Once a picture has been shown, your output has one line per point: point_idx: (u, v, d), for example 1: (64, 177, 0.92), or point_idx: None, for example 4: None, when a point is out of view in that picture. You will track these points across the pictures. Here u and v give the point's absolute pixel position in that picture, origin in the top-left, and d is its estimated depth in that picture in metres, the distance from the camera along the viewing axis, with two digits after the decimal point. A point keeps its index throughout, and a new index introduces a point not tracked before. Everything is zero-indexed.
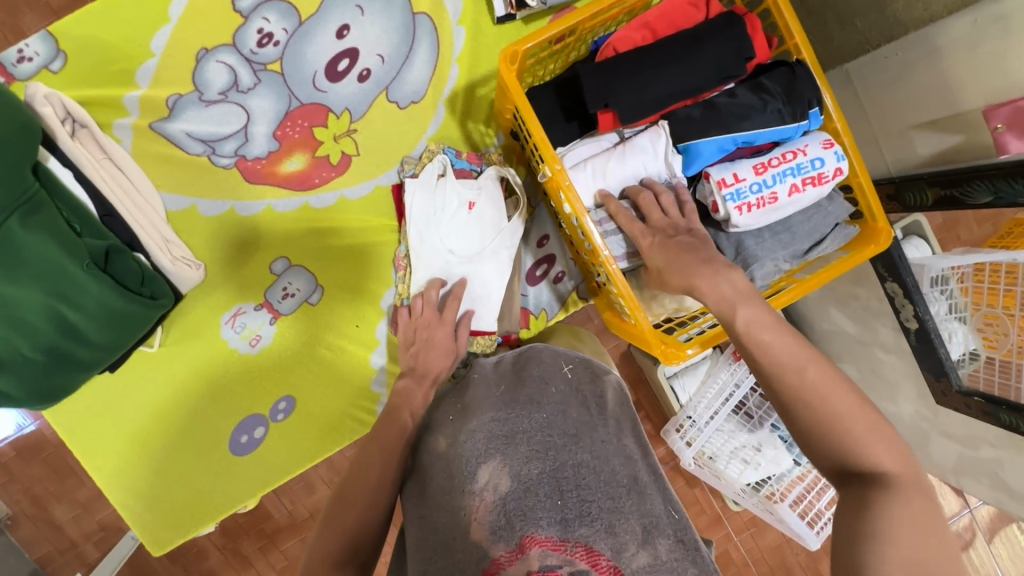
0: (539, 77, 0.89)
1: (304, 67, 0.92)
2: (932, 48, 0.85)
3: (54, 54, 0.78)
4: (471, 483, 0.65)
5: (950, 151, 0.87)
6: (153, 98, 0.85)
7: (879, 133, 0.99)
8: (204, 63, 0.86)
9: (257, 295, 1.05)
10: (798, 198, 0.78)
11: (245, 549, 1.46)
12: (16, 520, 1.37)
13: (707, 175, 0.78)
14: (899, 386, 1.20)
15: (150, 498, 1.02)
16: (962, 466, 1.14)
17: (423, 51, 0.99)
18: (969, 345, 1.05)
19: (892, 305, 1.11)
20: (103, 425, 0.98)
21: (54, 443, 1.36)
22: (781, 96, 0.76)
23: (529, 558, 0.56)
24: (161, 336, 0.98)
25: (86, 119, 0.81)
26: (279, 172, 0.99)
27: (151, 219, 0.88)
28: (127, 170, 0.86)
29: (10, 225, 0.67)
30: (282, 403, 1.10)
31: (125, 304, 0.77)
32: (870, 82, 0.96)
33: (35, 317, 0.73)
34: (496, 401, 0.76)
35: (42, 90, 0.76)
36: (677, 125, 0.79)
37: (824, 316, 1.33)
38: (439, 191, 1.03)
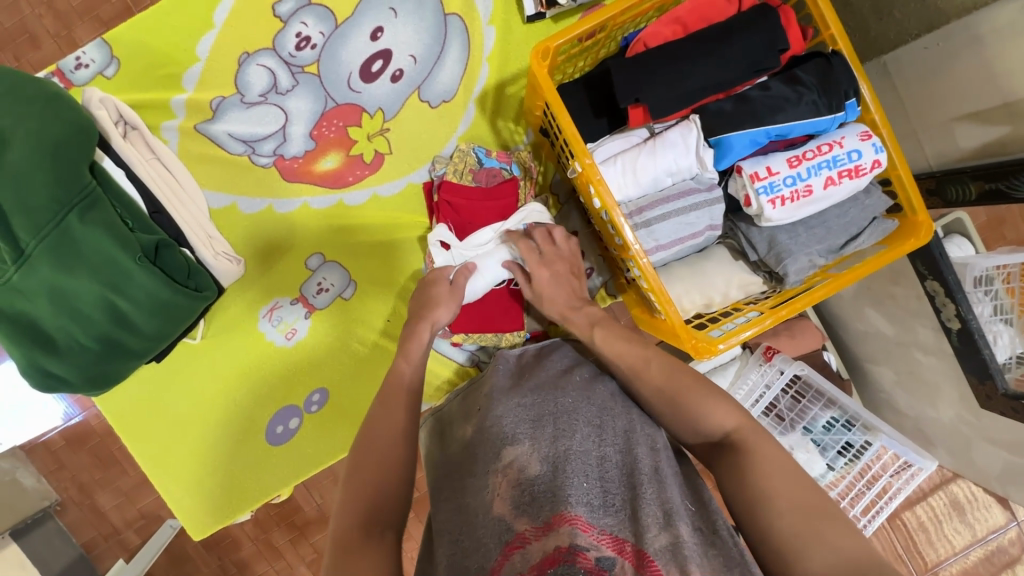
0: (569, 74, 0.90)
1: (340, 68, 0.95)
2: (975, 36, 0.82)
3: (108, 60, 0.82)
4: (499, 462, 0.67)
5: (994, 144, 0.84)
6: (199, 100, 0.89)
7: (918, 126, 0.96)
8: (246, 66, 0.89)
9: (293, 289, 1.08)
10: (833, 190, 0.76)
11: (276, 540, 1.50)
12: (64, 506, 1.44)
13: (740, 169, 0.78)
14: (938, 389, 1.16)
15: (191, 483, 1.06)
16: (1008, 473, 1.10)
17: (454, 50, 1.01)
18: (1016, 348, 1.01)
19: (932, 304, 1.08)
20: (148, 414, 1.02)
21: (99, 433, 1.42)
22: (817, 88, 0.75)
23: (559, 534, 0.54)
24: (202, 329, 1.02)
25: (137, 122, 0.85)
26: (314, 171, 1.02)
27: (195, 216, 0.92)
28: (174, 170, 0.90)
29: (70, 219, 0.72)
30: (316, 395, 1.13)
31: (173, 296, 0.81)
32: (908, 73, 0.94)
33: (89, 307, 0.77)
34: (520, 391, 0.79)
35: (97, 94, 0.80)
36: (708, 118, 0.78)
37: (859, 316, 1.30)
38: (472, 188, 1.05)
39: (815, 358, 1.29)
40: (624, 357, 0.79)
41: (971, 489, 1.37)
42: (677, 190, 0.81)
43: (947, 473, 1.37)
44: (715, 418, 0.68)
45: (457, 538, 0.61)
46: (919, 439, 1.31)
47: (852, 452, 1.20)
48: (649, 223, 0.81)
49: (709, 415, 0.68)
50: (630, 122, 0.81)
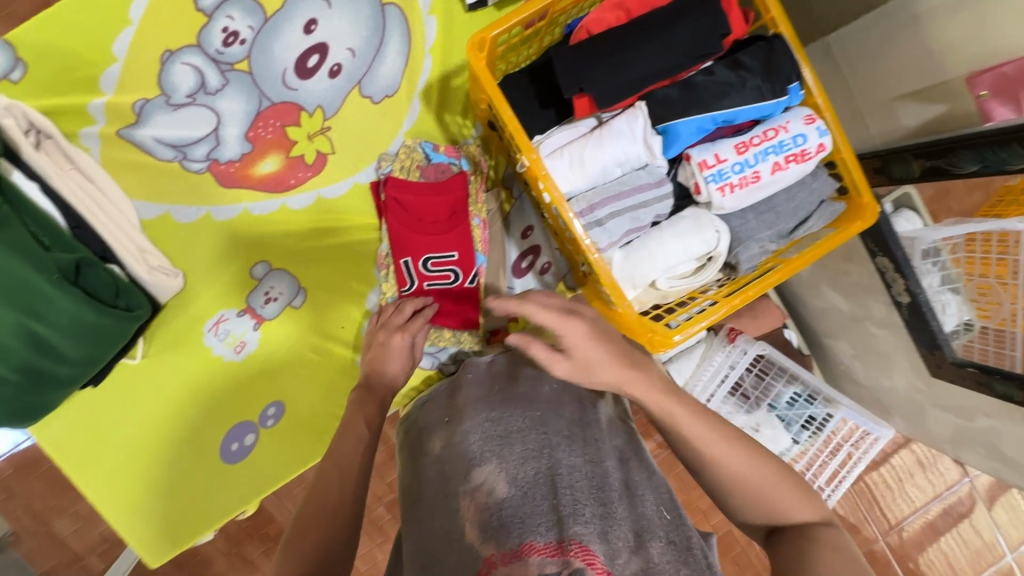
0: (514, 64, 0.87)
1: (273, 65, 0.89)
2: (912, 15, 0.82)
3: (12, 64, 0.71)
4: (467, 483, 0.66)
5: (933, 122, 0.86)
6: (120, 104, 0.81)
7: (863, 105, 0.97)
8: (170, 65, 0.82)
9: (239, 300, 1.04)
10: (781, 175, 0.76)
11: (249, 553, 1.46)
12: (18, 535, 1.36)
13: (689, 157, 0.77)
14: (893, 359, 1.20)
15: (143, 510, 0.99)
16: (958, 437, 1.14)
17: (395, 42, 0.96)
18: (963, 315, 1.04)
19: (883, 280, 1.10)
20: (88, 441, 0.94)
21: (51, 458, 1.35)
22: (759, 73, 0.74)
23: (527, 564, 0.55)
24: (143, 347, 0.94)
25: (51, 131, 0.77)
26: (253, 175, 0.97)
27: (123, 228, 0.87)
28: (97, 179, 0.83)
29: None
30: (271, 410, 1.10)
31: (99, 317, 0.76)
32: (850, 53, 0.94)
33: (3, 337, 0.71)
34: (490, 401, 0.76)
35: (1, 101, 0.72)
36: (657, 107, 0.76)
37: (817, 293, 1.33)
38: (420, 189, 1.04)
39: (777, 336, 1.31)
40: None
41: (926, 450, 1.44)
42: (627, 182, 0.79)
43: (905, 437, 1.43)
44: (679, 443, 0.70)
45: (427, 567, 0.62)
46: (877, 409, 1.35)
47: (815, 426, 1.24)
48: (601, 222, 0.78)
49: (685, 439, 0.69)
50: (576, 113, 0.78)
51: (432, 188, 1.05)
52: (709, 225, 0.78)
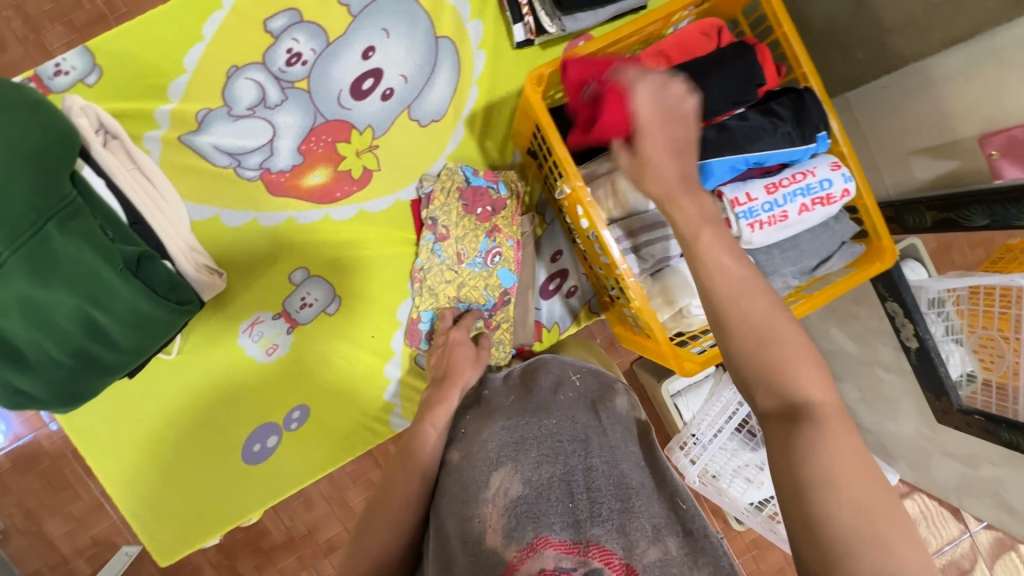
0: (556, 99, 0.94)
1: (330, 85, 0.96)
2: (928, 79, 0.89)
3: (90, 68, 0.84)
4: (484, 489, 0.68)
5: (947, 177, 0.91)
6: (184, 112, 0.90)
7: (879, 157, 1.03)
8: (235, 79, 0.91)
9: (276, 304, 1.06)
10: (807, 216, 0.81)
11: (242, 566, 1.44)
12: (8, 533, 1.35)
13: (721, 193, 0.82)
14: (899, 404, 1.22)
15: (160, 506, 1.03)
16: (963, 485, 1.16)
17: (445, 72, 1.03)
18: (965, 366, 1.07)
19: (892, 323, 1.14)
20: (114, 433, 0.98)
21: (51, 454, 1.34)
22: (790, 120, 0.81)
23: (543, 557, 0.58)
24: (179, 344, 0.99)
25: (117, 131, 0.84)
26: (301, 186, 1.01)
27: (178, 228, 0.90)
28: (155, 180, 0.89)
29: (48, 229, 0.69)
30: (295, 412, 1.10)
31: (153, 309, 0.79)
32: (869, 110, 1.01)
33: (63, 317, 0.74)
34: (506, 411, 0.80)
35: (78, 102, 0.81)
36: (692, 145, 0.81)
37: (826, 335, 1.37)
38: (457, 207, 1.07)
39: None
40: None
41: (932, 504, 1.43)
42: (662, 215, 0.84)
43: (909, 487, 1.44)
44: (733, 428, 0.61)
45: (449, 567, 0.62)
46: (881, 453, 1.37)
47: None
48: None
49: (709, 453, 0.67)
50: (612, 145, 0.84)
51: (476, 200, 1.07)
52: None
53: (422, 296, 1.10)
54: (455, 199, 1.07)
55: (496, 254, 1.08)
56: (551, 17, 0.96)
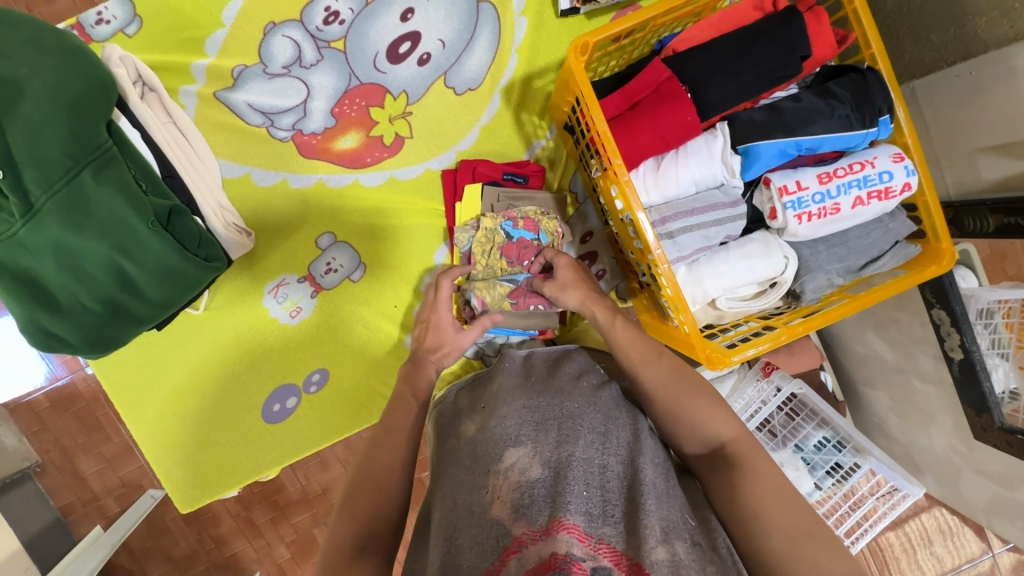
0: (599, 73, 0.90)
1: (367, 46, 0.95)
2: (1009, 69, 0.81)
3: (131, 18, 0.84)
4: (499, 464, 0.67)
5: (1016, 178, 0.84)
6: (220, 67, 0.90)
7: (941, 154, 0.96)
8: (271, 36, 0.90)
9: (301, 266, 1.06)
10: (861, 210, 0.76)
11: (257, 518, 1.48)
12: (44, 467, 1.41)
13: (768, 181, 0.78)
14: (933, 417, 1.16)
15: (181, 455, 1.06)
16: (994, 505, 1.11)
17: (484, 38, 0.99)
18: (1010, 383, 1.01)
19: (936, 332, 1.08)
20: (142, 382, 1.02)
21: (86, 398, 1.40)
22: (850, 103, 0.75)
23: (556, 542, 0.53)
24: (206, 300, 1.01)
25: (155, 84, 0.84)
26: (333, 149, 1.00)
27: (209, 184, 0.90)
28: (190, 135, 0.88)
29: (83, 176, 0.70)
30: (315, 376, 1.11)
31: (182, 264, 0.79)
32: (937, 100, 0.94)
33: (96, 269, 0.75)
34: (525, 392, 0.79)
35: (117, 52, 0.80)
36: (738, 128, 0.78)
37: (860, 339, 1.31)
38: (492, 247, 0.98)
39: (814, 377, 1.29)
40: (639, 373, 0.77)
41: (951, 517, 1.37)
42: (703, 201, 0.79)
43: (932, 501, 1.39)
44: (727, 434, 0.69)
45: (449, 538, 0.62)
46: (908, 465, 1.31)
47: (840, 473, 1.20)
48: (672, 236, 0.78)
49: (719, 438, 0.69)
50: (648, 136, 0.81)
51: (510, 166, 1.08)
52: (777, 251, 0.79)
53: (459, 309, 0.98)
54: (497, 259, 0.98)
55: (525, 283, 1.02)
56: None
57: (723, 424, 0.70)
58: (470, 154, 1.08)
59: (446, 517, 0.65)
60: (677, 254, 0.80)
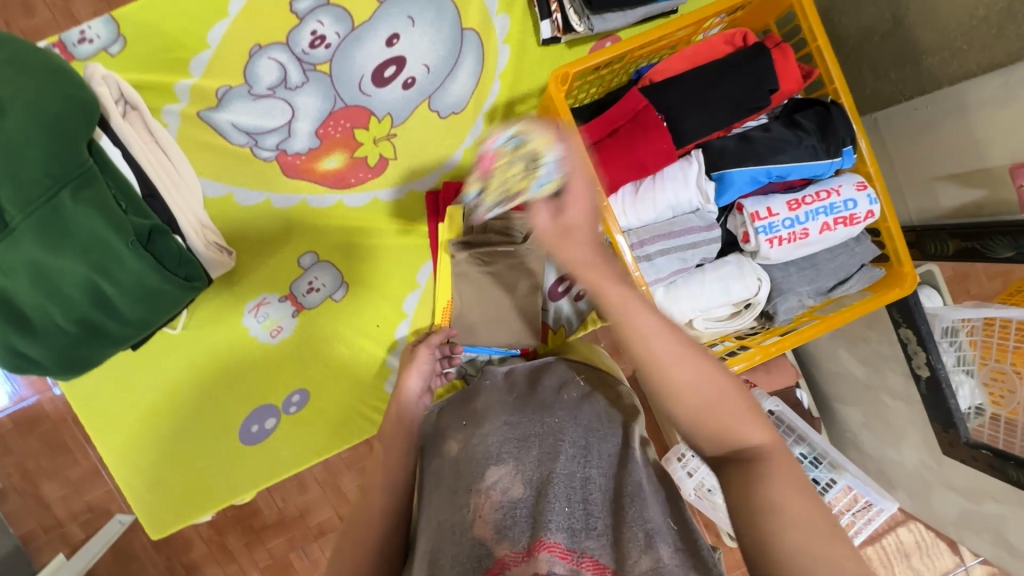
0: (579, 99, 0.93)
1: (352, 70, 0.96)
2: (962, 104, 0.86)
3: (115, 38, 0.84)
4: (480, 482, 0.66)
5: (972, 206, 0.89)
6: (204, 87, 0.90)
7: (903, 181, 1.01)
8: (257, 58, 0.91)
9: (283, 285, 1.05)
10: (828, 236, 0.80)
11: (231, 543, 1.44)
12: (6, 493, 1.36)
13: (741, 207, 0.81)
14: (904, 433, 1.20)
15: (154, 479, 1.03)
16: (963, 520, 1.13)
17: (468, 65, 1.02)
18: (975, 399, 1.05)
19: (904, 351, 1.12)
20: (114, 402, 1.00)
21: (52, 420, 1.35)
22: (816, 133, 0.79)
23: (537, 560, 0.54)
24: (184, 319, 1.00)
25: (137, 103, 0.84)
26: (317, 169, 1.01)
27: (190, 202, 0.90)
28: (172, 155, 0.89)
29: (62, 196, 0.70)
30: (295, 396, 1.09)
31: (161, 284, 0.79)
32: (897, 131, 0.99)
33: (70, 286, 0.74)
34: (509, 408, 0.79)
35: (100, 71, 0.80)
36: (712, 155, 0.81)
37: (833, 357, 1.34)
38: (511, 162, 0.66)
39: (789, 394, 1.32)
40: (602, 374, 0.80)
41: (924, 532, 1.40)
42: (679, 225, 0.82)
43: (905, 516, 1.42)
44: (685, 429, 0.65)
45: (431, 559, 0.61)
46: (881, 481, 1.34)
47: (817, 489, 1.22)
48: (650, 258, 0.81)
49: None
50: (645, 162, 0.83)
51: None
52: (751, 273, 0.81)
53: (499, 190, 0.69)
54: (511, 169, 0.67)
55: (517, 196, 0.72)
56: (580, 16, 0.95)
57: None
58: (453, 175, 1.10)
59: (431, 539, 0.64)
60: (656, 275, 0.82)
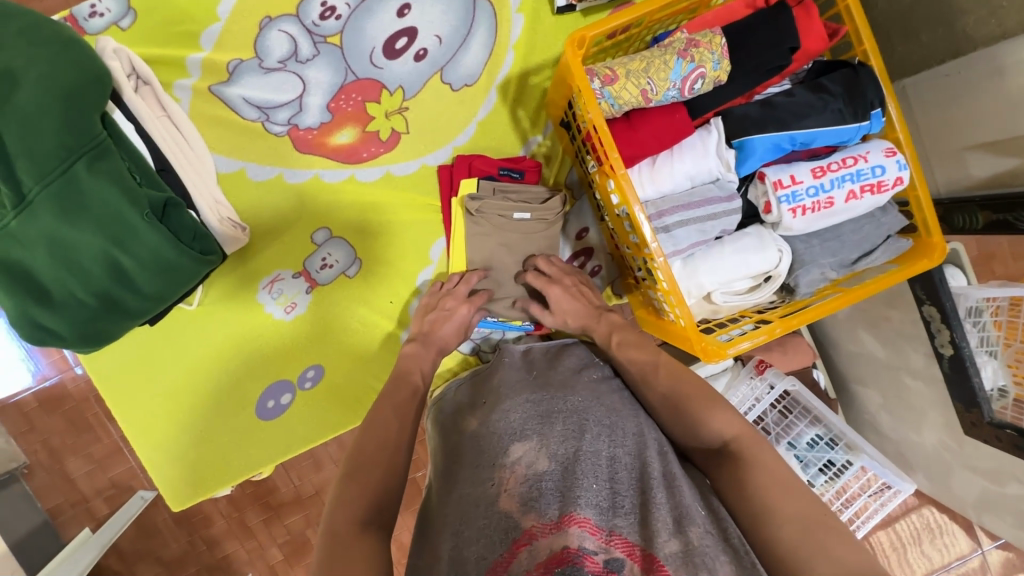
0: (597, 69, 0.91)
1: (363, 42, 0.95)
2: (997, 67, 0.83)
3: (124, 11, 0.84)
4: (505, 457, 0.66)
5: (1005, 175, 0.86)
6: (215, 61, 0.90)
7: (932, 152, 0.97)
8: (267, 31, 0.91)
9: (296, 262, 1.05)
10: (854, 204, 0.77)
11: (250, 519, 1.47)
12: (33, 469, 1.39)
13: (763, 175, 0.79)
14: (925, 413, 1.18)
15: (175, 453, 1.05)
16: (984, 501, 1.11)
17: (481, 36, 1.00)
18: (998, 381, 1.01)
19: (927, 329, 1.09)
20: (134, 378, 1.01)
21: (76, 397, 1.38)
22: (843, 97, 0.76)
23: (568, 534, 0.55)
24: (200, 296, 1.00)
25: (149, 77, 0.84)
26: (328, 144, 1.00)
27: (203, 176, 0.89)
28: (184, 130, 0.88)
29: (77, 168, 0.70)
30: (310, 371, 1.10)
31: (178, 257, 0.78)
32: (927, 99, 0.95)
33: (90, 263, 0.75)
34: (531, 386, 0.79)
35: (112, 44, 0.79)
36: (733, 124, 0.79)
37: (853, 337, 1.32)
38: (687, 77, 0.75)
39: (806, 375, 1.30)
40: (635, 360, 0.81)
41: (942, 515, 1.39)
42: (700, 197, 0.80)
43: (922, 499, 1.40)
44: (728, 430, 0.68)
45: (456, 528, 0.61)
46: (899, 462, 1.32)
47: (832, 470, 1.20)
48: (668, 229, 0.79)
49: (715, 425, 0.69)
50: (675, 132, 0.80)
51: (507, 160, 1.08)
52: (772, 244, 0.80)
53: (651, 59, 0.75)
54: (671, 53, 0.75)
55: (698, 78, 0.76)
56: None
57: (717, 410, 0.70)
58: (466, 149, 1.08)
59: (453, 511, 0.65)
60: (676, 245, 0.80)
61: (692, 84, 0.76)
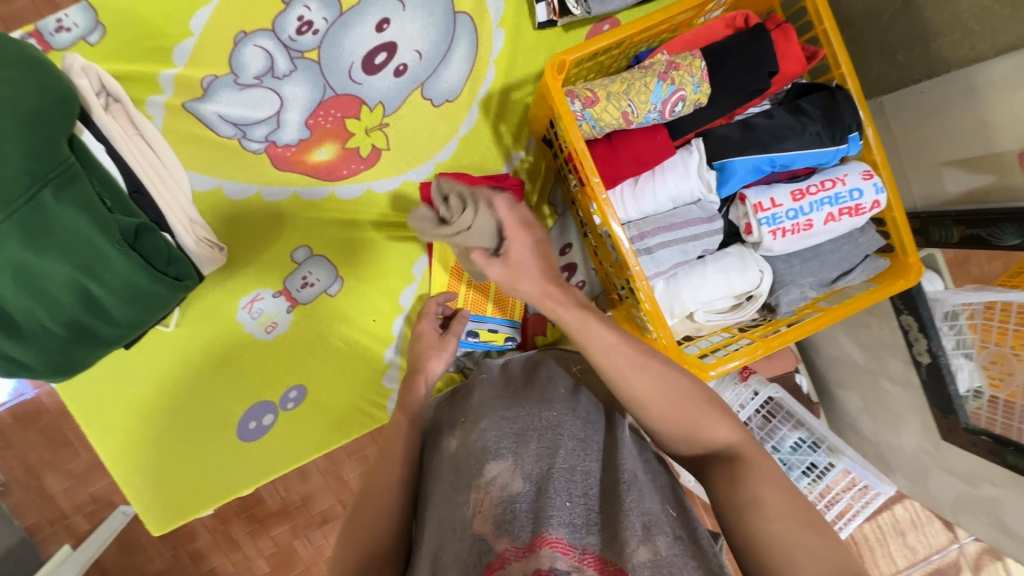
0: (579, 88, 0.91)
1: (342, 56, 0.93)
2: (969, 87, 0.84)
3: (93, 26, 0.79)
4: (480, 477, 0.65)
5: (979, 191, 0.87)
6: (188, 77, 0.87)
7: (908, 166, 0.99)
8: (242, 46, 0.88)
9: (277, 281, 1.03)
10: (833, 226, 0.78)
11: (235, 532, 1.45)
12: (8, 486, 1.36)
13: (744, 197, 0.79)
14: (903, 417, 1.19)
15: (153, 477, 1.03)
16: (959, 502, 1.12)
17: (462, 50, 0.98)
18: (974, 381, 1.02)
19: (905, 338, 1.11)
20: (109, 402, 0.99)
21: (52, 412, 1.35)
22: (821, 120, 0.77)
23: (540, 556, 0.52)
24: (176, 317, 0.98)
25: (118, 94, 0.81)
26: (308, 161, 0.99)
27: (178, 198, 0.86)
28: (157, 148, 0.85)
29: (43, 196, 0.66)
30: (293, 392, 1.09)
31: (150, 284, 0.77)
32: (903, 116, 0.97)
33: (59, 291, 0.72)
34: (506, 402, 0.78)
35: (79, 62, 0.76)
36: (713, 144, 0.79)
37: (833, 342, 1.34)
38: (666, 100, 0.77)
39: (789, 380, 1.31)
40: None
41: (920, 510, 1.42)
42: (681, 217, 0.80)
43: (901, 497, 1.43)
44: None
45: (436, 558, 0.60)
46: (879, 464, 1.34)
47: (815, 473, 1.22)
48: (650, 250, 0.79)
49: None
50: (656, 152, 0.80)
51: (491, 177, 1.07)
52: (752, 265, 0.80)
53: (634, 81, 0.76)
54: (652, 75, 0.76)
55: (678, 101, 0.77)
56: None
57: None
58: (449, 165, 1.07)
59: (433, 539, 0.63)
60: (658, 266, 0.80)
61: (673, 105, 0.77)
